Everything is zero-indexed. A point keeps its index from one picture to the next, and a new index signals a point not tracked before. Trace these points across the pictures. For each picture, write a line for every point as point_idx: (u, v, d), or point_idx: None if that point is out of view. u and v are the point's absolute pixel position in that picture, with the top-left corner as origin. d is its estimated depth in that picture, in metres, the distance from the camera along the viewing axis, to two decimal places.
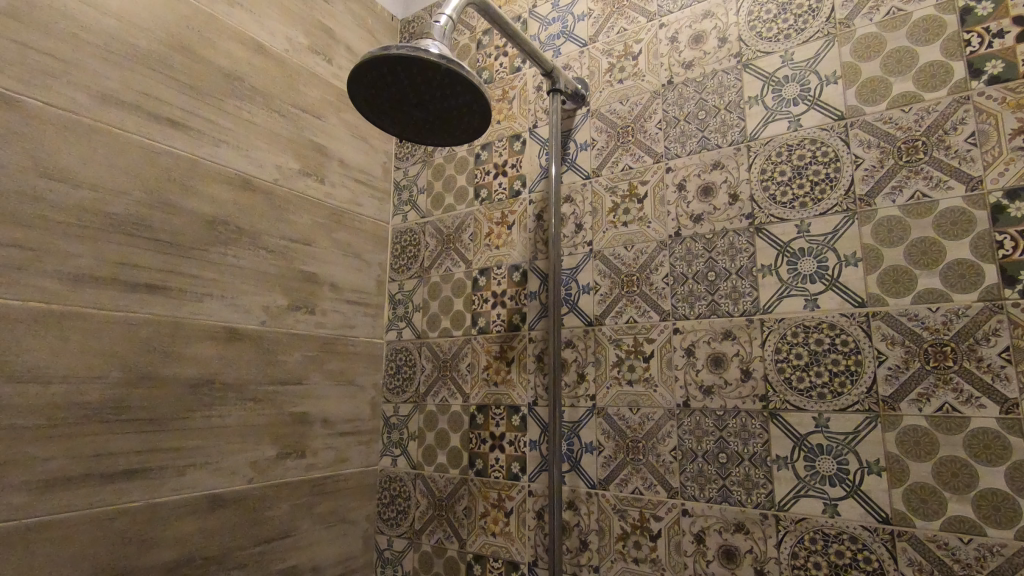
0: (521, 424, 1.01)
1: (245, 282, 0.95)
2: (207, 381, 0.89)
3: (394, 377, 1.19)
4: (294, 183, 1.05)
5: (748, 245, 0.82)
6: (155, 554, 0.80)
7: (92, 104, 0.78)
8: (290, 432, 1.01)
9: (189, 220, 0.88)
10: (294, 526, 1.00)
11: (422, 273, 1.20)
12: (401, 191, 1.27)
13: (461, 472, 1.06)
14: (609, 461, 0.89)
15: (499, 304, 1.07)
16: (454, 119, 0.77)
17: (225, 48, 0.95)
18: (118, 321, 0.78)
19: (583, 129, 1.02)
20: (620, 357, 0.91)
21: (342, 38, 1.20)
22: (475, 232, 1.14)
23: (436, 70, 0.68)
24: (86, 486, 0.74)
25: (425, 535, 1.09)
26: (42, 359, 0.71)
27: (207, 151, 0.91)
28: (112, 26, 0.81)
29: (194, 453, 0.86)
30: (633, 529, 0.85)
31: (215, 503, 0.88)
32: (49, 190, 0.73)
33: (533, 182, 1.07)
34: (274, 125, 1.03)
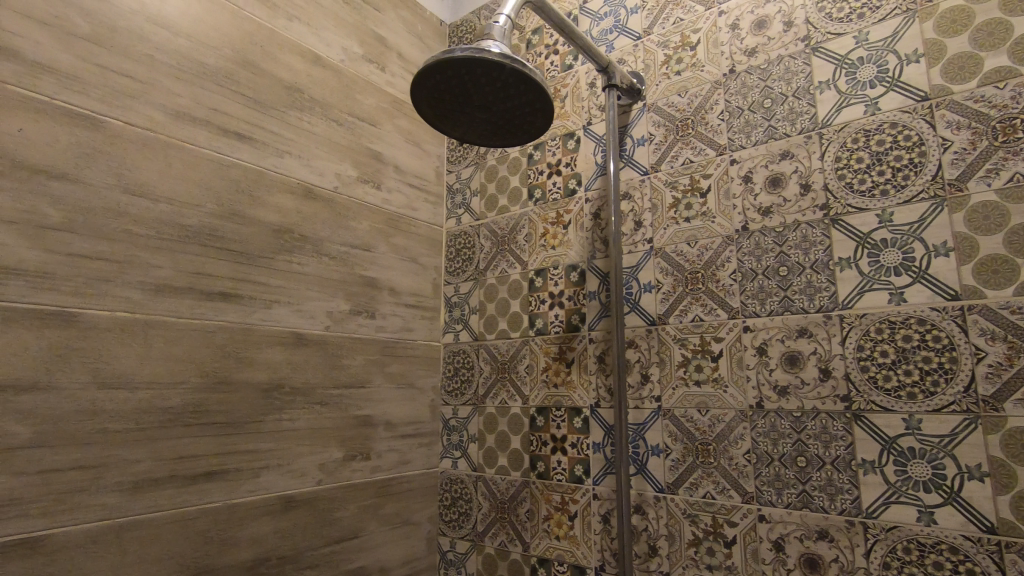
0: (583, 427, 0.99)
1: (310, 288, 0.98)
2: (277, 386, 0.91)
3: (452, 379, 1.20)
4: (353, 191, 1.08)
5: (824, 237, 0.78)
6: (234, 553, 0.83)
7: (168, 122, 0.81)
8: (355, 435, 1.02)
9: (256, 230, 0.91)
10: (361, 527, 1.02)
11: (477, 276, 1.20)
12: (454, 194, 1.28)
13: (523, 475, 1.06)
14: (678, 464, 0.87)
15: (557, 305, 1.06)
16: (517, 118, 0.77)
17: (286, 61, 0.98)
18: (196, 328, 0.82)
19: (639, 124, 0.99)
20: (687, 357, 0.88)
21: (394, 45, 1.21)
22: (530, 233, 1.13)
23: (499, 70, 0.67)
24: (171, 487, 0.77)
25: (488, 537, 1.09)
26: (129, 365, 0.74)
27: (271, 162, 0.94)
28: (183, 45, 0.84)
29: (267, 455, 0.89)
30: (705, 534, 0.82)
31: (287, 505, 0.91)
32: (131, 205, 0.76)
33: (589, 180, 1.06)
34: (333, 134, 1.05)
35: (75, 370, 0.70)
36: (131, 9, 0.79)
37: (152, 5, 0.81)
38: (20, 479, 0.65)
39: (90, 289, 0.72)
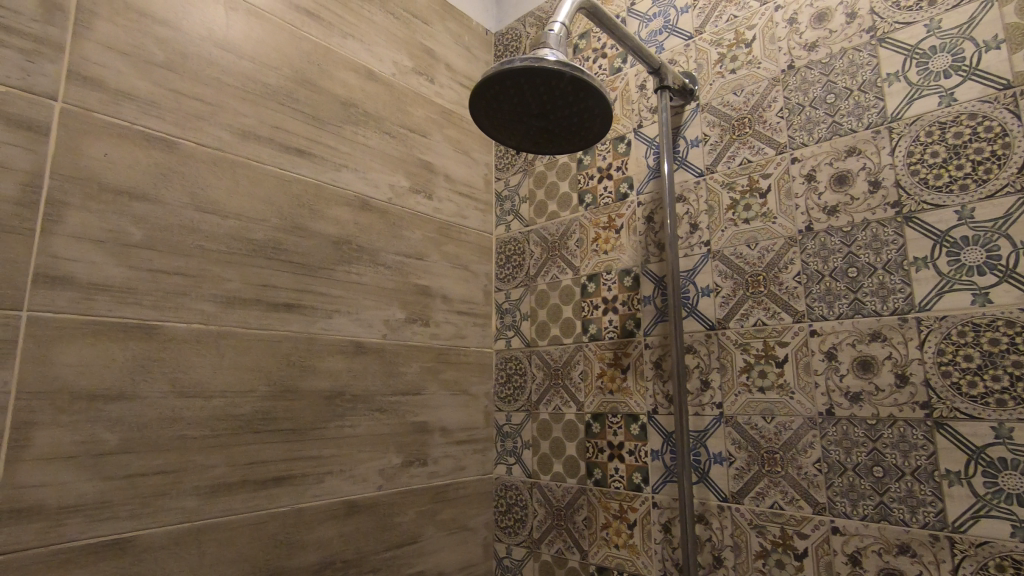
0: (641, 434, 0.98)
1: (368, 298, 1.00)
2: (339, 393, 0.94)
3: (505, 386, 1.20)
4: (406, 201, 1.10)
5: (896, 236, 0.75)
6: (301, 556, 0.86)
7: (235, 141, 0.85)
8: (412, 441, 1.04)
9: (317, 243, 0.94)
10: (420, 532, 1.03)
11: (528, 282, 1.20)
12: (503, 201, 1.28)
13: (579, 482, 1.05)
14: (743, 473, 0.84)
15: (611, 310, 1.05)
16: (575, 126, 0.77)
17: (341, 78, 1.01)
18: (263, 338, 0.85)
19: (693, 125, 0.97)
20: (749, 363, 0.85)
21: (442, 56, 1.23)
22: (581, 238, 1.12)
23: (559, 79, 0.68)
24: (244, 491, 0.80)
25: (544, 544, 1.08)
26: (203, 375, 0.78)
27: (330, 176, 0.97)
28: (247, 67, 0.88)
29: (331, 461, 0.91)
30: (774, 546, 0.80)
31: (350, 509, 0.93)
32: (203, 221, 0.80)
33: (641, 184, 1.04)
34: (386, 146, 1.08)
35: (156, 379, 0.73)
36: (201, 36, 0.83)
37: (219, 31, 0.85)
38: (110, 484, 0.69)
39: (168, 303, 0.75)
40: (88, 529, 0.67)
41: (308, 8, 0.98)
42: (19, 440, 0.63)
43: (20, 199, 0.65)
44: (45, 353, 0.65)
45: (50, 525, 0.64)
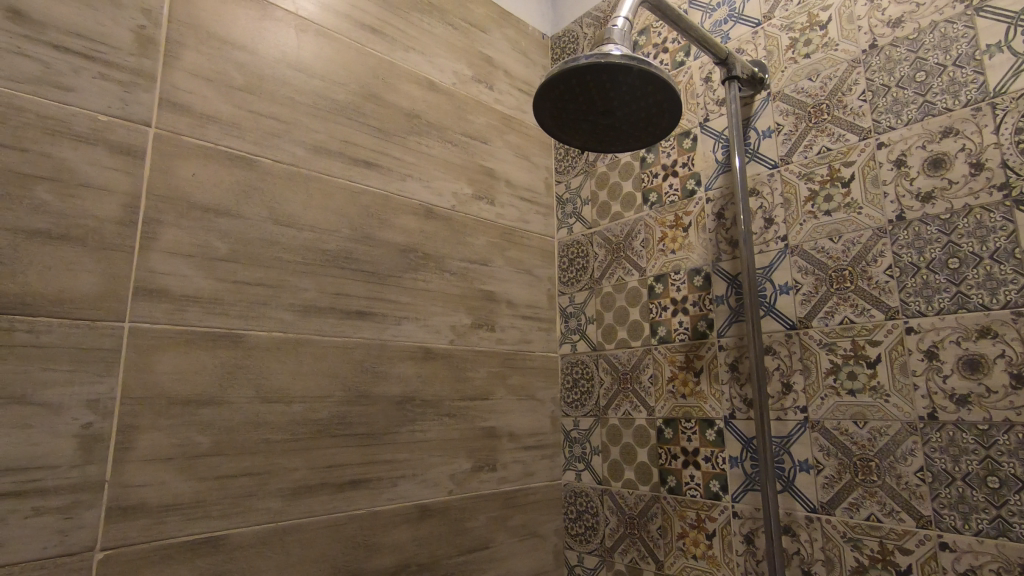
0: (717, 440, 0.93)
1: (435, 304, 1.02)
2: (410, 398, 0.95)
3: (572, 390, 1.19)
4: (470, 208, 1.11)
5: (1005, 222, 0.68)
6: (378, 559, 0.87)
7: (308, 156, 0.89)
8: (481, 446, 1.04)
9: (386, 251, 0.96)
10: (491, 537, 1.03)
11: (592, 284, 1.18)
12: (565, 204, 1.27)
13: (652, 489, 1.02)
14: (833, 482, 0.78)
15: (681, 312, 1.02)
16: (642, 120, 0.76)
17: (405, 90, 1.04)
18: (337, 345, 0.88)
19: (764, 114, 0.93)
20: (837, 364, 0.80)
21: (500, 63, 1.24)
22: (647, 238, 1.10)
23: (626, 73, 0.68)
24: (323, 494, 0.83)
25: (617, 553, 1.05)
26: (284, 381, 0.81)
27: (396, 186, 0.99)
28: (318, 85, 0.92)
29: (404, 465, 0.93)
30: (873, 562, 0.74)
31: (423, 513, 0.94)
32: (281, 234, 0.84)
33: (709, 179, 1.01)
34: (449, 154, 1.09)
35: (241, 385, 0.77)
36: (275, 59, 0.87)
37: (291, 53, 0.89)
38: (203, 485, 0.73)
39: (252, 312, 0.80)
40: (185, 527, 0.71)
41: (372, 25, 1.01)
42: (124, 443, 0.67)
43: (121, 219, 0.70)
44: (144, 362, 0.70)
45: (151, 523, 0.68)
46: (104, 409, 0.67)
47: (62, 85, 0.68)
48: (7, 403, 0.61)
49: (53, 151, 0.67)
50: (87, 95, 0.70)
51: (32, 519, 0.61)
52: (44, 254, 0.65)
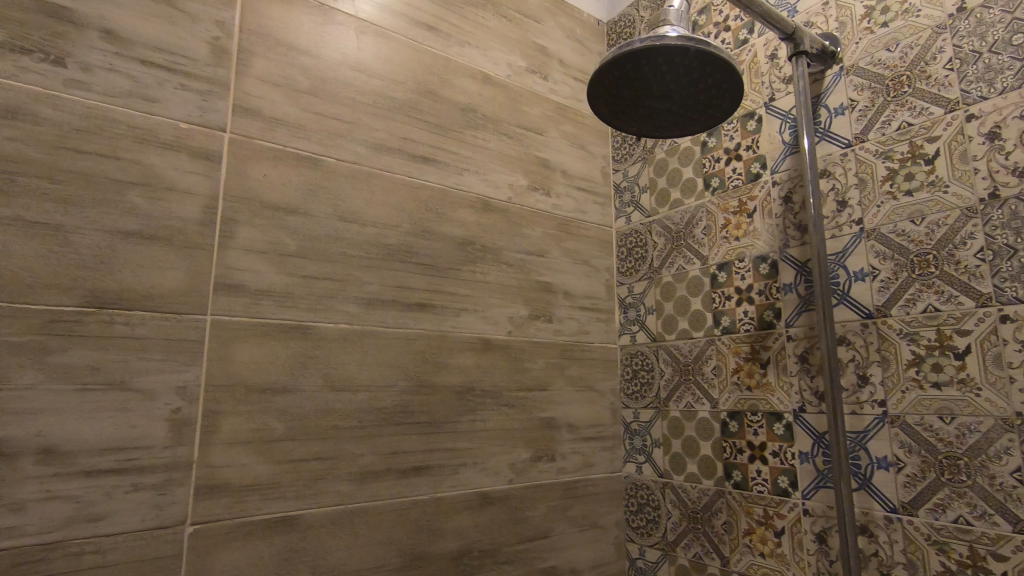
0: (786, 434, 0.90)
1: (493, 296, 1.03)
2: (470, 388, 0.97)
3: (631, 382, 1.17)
4: (526, 200, 1.11)
5: None
6: (442, 543, 0.90)
7: (370, 154, 0.92)
8: (540, 436, 1.05)
9: (445, 245, 0.98)
10: (551, 527, 1.04)
11: (652, 274, 1.16)
12: (623, 193, 1.25)
13: (716, 484, 0.99)
14: (915, 481, 0.74)
15: (746, 301, 0.98)
16: (702, 102, 0.74)
17: (460, 85, 1.05)
18: (400, 336, 0.91)
19: (836, 90, 0.87)
20: (919, 355, 0.75)
21: (555, 53, 1.23)
22: (709, 225, 1.06)
23: (683, 54, 0.66)
24: (388, 479, 0.86)
25: (680, 547, 1.03)
26: (350, 370, 0.85)
27: (454, 180, 1.01)
28: (377, 84, 0.94)
29: (465, 453, 0.95)
30: (962, 568, 0.69)
31: (484, 501, 0.96)
32: (346, 229, 0.88)
33: (775, 162, 0.96)
34: (504, 147, 1.10)
35: (312, 375, 0.82)
36: (337, 61, 0.91)
37: (352, 55, 0.93)
38: (279, 467, 0.77)
39: (320, 305, 0.84)
40: (264, 506, 0.76)
41: (427, 22, 1.03)
42: (209, 427, 0.73)
43: (202, 219, 0.76)
44: (225, 352, 0.75)
45: (234, 501, 0.73)
46: (191, 395, 0.72)
47: (149, 96, 0.74)
48: (109, 388, 0.67)
49: (143, 158, 0.72)
50: (170, 105, 0.75)
51: (132, 494, 0.67)
52: (137, 253, 0.71)
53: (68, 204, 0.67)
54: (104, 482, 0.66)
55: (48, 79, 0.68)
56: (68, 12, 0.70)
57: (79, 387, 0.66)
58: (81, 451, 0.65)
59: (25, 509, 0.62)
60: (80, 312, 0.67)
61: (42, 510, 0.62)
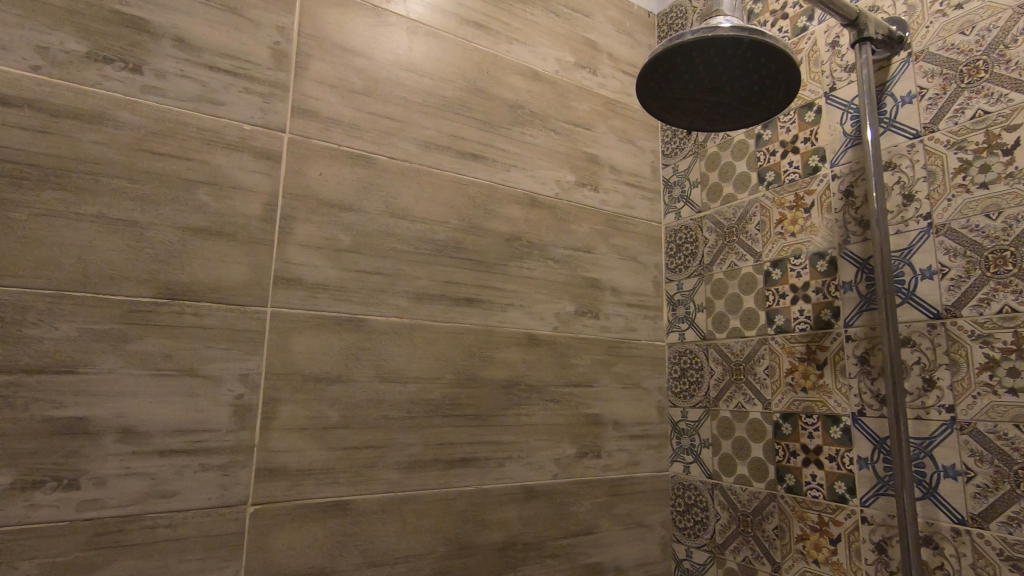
0: (844, 438, 0.86)
1: (540, 291, 1.03)
2: (516, 383, 0.98)
3: (679, 380, 1.15)
4: (574, 195, 1.11)
5: None
6: (487, 534, 0.92)
7: (420, 152, 0.94)
8: (586, 432, 1.05)
9: (493, 240, 0.99)
10: (596, 523, 1.04)
11: (702, 270, 1.14)
12: (672, 188, 1.23)
13: (768, 487, 0.96)
14: (986, 492, 0.69)
15: (802, 299, 0.94)
16: (756, 94, 0.72)
17: (509, 82, 1.06)
18: (448, 331, 0.93)
19: (903, 78, 0.83)
20: (993, 358, 0.70)
21: (604, 47, 1.22)
22: (764, 221, 1.03)
23: (736, 44, 0.64)
24: (436, 469, 0.88)
25: (728, 551, 1.01)
26: (400, 362, 0.88)
27: (502, 177, 1.02)
28: (427, 83, 0.96)
29: (510, 447, 0.96)
30: None
31: (529, 494, 0.97)
32: (397, 226, 0.90)
33: (835, 154, 0.92)
34: (552, 143, 1.10)
35: (364, 365, 0.85)
36: (390, 62, 0.93)
37: (404, 55, 0.95)
38: (333, 454, 0.81)
39: (372, 299, 0.86)
40: (319, 490, 0.79)
41: (477, 20, 1.04)
42: (269, 413, 0.77)
43: (263, 216, 0.80)
44: (283, 342, 0.79)
45: (291, 484, 0.77)
46: (253, 382, 0.76)
47: (216, 100, 0.78)
48: (180, 374, 0.72)
49: (210, 158, 0.77)
50: (235, 108, 0.79)
51: (200, 474, 0.72)
52: (204, 248, 0.75)
53: (143, 202, 0.72)
54: (175, 462, 0.71)
55: (126, 85, 0.73)
56: (145, 23, 0.75)
57: (154, 372, 0.71)
58: (154, 432, 0.70)
59: (106, 484, 0.67)
60: (154, 303, 0.72)
61: (121, 485, 0.68)
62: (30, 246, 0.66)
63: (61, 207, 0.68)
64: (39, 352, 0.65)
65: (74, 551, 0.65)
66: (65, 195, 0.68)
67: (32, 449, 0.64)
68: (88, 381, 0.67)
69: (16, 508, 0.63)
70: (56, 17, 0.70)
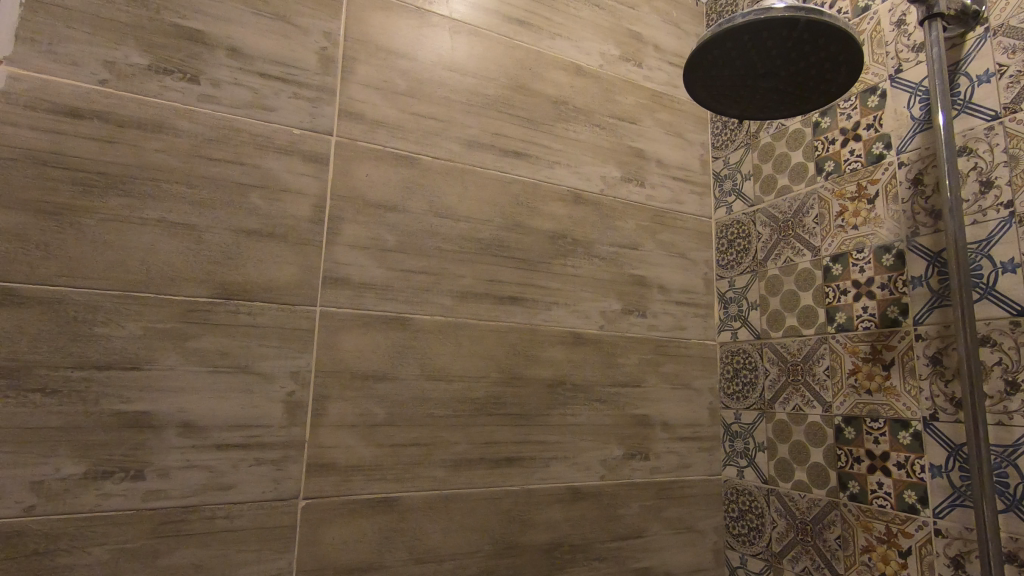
0: (914, 444, 0.80)
1: (585, 289, 1.02)
2: (561, 382, 0.97)
3: (732, 381, 1.11)
4: (619, 191, 1.08)
5: None
6: (533, 534, 0.91)
7: (463, 150, 0.94)
8: (633, 433, 1.02)
9: (537, 238, 0.98)
10: (645, 527, 1.01)
11: (756, 267, 1.09)
12: (723, 181, 1.18)
13: (830, 494, 0.91)
14: None
15: (866, 295, 0.89)
16: (814, 77, 0.68)
17: (552, 78, 1.05)
18: (493, 329, 0.92)
19: (980, 55, 0.76)
20: None
21: (649, 38, 1.19)
22: (822, 214, 0.98)
23: (791, 26, 0.61)
24: (481, 468, 0.88)
25: (787, 560, 0.96)
26: (446, 360, 0.88)
27: (545, 174, 1.01)
28: (470, 82, 0.96)
29: (556, 447, 0.95)
30: None
31: (576, 495, 0.95)
32: (441, 224, 0.91)
33: (902, 141, 0.86)
34: (597, 138, 1.08)
35: (409, 364, 0.85)
36: (433, 62, 0.94)
37: (446, 55, 0.95)
38: (380, 450, 0.82)
39: (417, 298, 0.87)
40: (367, 486, 0.80)
41: (519, 17, 1.03)
42: (319, 409, 0.79)
43: (312, 217, 0.82)
44: (332, 340, 0.81)
45: (340, 480, 0.79)
46: (304, 379, 0.78)
47: (267, 106, 0.81)
48: (236, 370, 0.75)
49: (262, 162, 0.79)
50: (285, 114, 0.82)
51: (255, 467, 0.74)
52: (257, 249, 0.78)
53: (201, 206, 0.75)
54: (232, 456, 0.73)
55: (185, 95, 0.76)
56: (201, 35, 0.78)
57: (211, 369, 0.74)
58: (213, 426, 0.73)
59: (169, 475, 0.70)
60: (212, 302, 0.75)
61: (183, 477, 0.71)
62: (99, 249, 0.70)
63: (126, 212, 0.72)
64: (108, 350, 0.69)
65: (141, 538, 0.68)
66: (130, 201, 0.72)
67: (102, 441, 0.68)
68: (152, 376, 0.71)
69: (89, 496, 0.67)
70: (120, 32, 0.74)
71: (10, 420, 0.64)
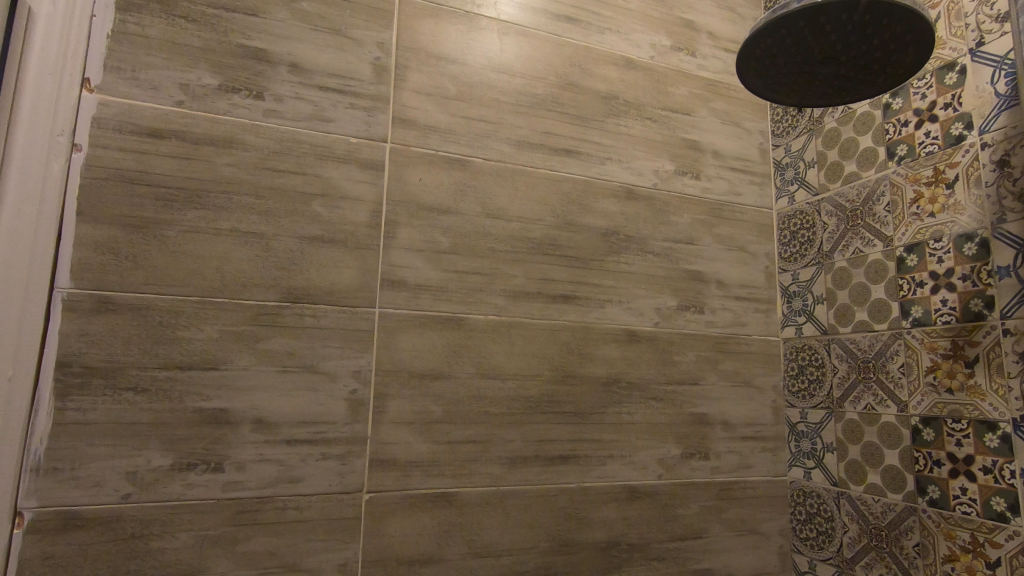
0: (1003, 447, 0.75)
1: (639, 286, 1.00)
2: (616, 379, 0.96)
3: (797, 379, 1.06)
4: (673, 185, 1.06)
5: None
6: (590, 532, 0.91)
7: (513, 151, 0.95)
8: (692, 432, 1.00)
9: (589, 236, 0.98)
10: (705, 528, 0.99)
11: (822, 259, 1.04)
12: (785, 170, 1.13)
13: (907, 499, 0.86)
14: None
15: (945, 288, 0.83)
16: (879, 60, 0.64)
17: (602, 74, 1.04)
18: (546, 328, 0.93)
19: None
20: None
21: (703, 25, 1.15)
22: (895, 201, 0.92)
23: (852, 8, 0.58)
24: (537, 465, 0.89)
25: (859, 566, 0.92)
26: (500, 360, 0.89)
27: (597, 170, 1.00)
28: (519, 82, 0.97)
29: (612, 445, 0.94)
30: None
31: (632, 494, 0.95)
32: (493, 225, 0.92)
33: (985, 120, 0.80)
34: (649, 132, 1.06)
35: (465, 363, 0.87)
36: (482, 64, 0.95)
37: (495, 57, 0.96)
38: (439, 447, 0.84)
39: (471, 298, 0.89)
40: (426, 481, 0.83)
41: (568, 14, 1.03)
42: (379, 407, 0.82)
43: (369, 223, 0.85)
44: (390, 341, 0.84)
45: (401, 475, 0.82)
46: (365, 378, 0.82)
47: (327, 118, 0.84)
48: (303, 370, 0.79)
49: (322, 172, 0.83)
50: (342, 124, 0.85)
51: (322, 462, 0.79)
52: (320, 255, 0.82)
53: (268, 215, 0.80)
54: (301, 450, 0.78)
55: (251, 111, 0.81)
56: (265, 54, 0.83)
57: (281, 369, 0.78)
58: (283, 423, 0.78)
59: (245, 468, 0.75)
60: (280, 306, 0.79)
61: (258, 469, 0.76)
62: (180, 259, 0.76)
63: (202, 223, 0.77)
64: (189, 352, 0.75)
65: (221, 526, 0.74)
66: (204, 213, 0.77)
67: (187, 435, 0.74)
68: (229, 376, 0.76)
69: (176, 486, 0.73)
70: (193, 56, 0.79)
71: (107, 416, 0.71)
